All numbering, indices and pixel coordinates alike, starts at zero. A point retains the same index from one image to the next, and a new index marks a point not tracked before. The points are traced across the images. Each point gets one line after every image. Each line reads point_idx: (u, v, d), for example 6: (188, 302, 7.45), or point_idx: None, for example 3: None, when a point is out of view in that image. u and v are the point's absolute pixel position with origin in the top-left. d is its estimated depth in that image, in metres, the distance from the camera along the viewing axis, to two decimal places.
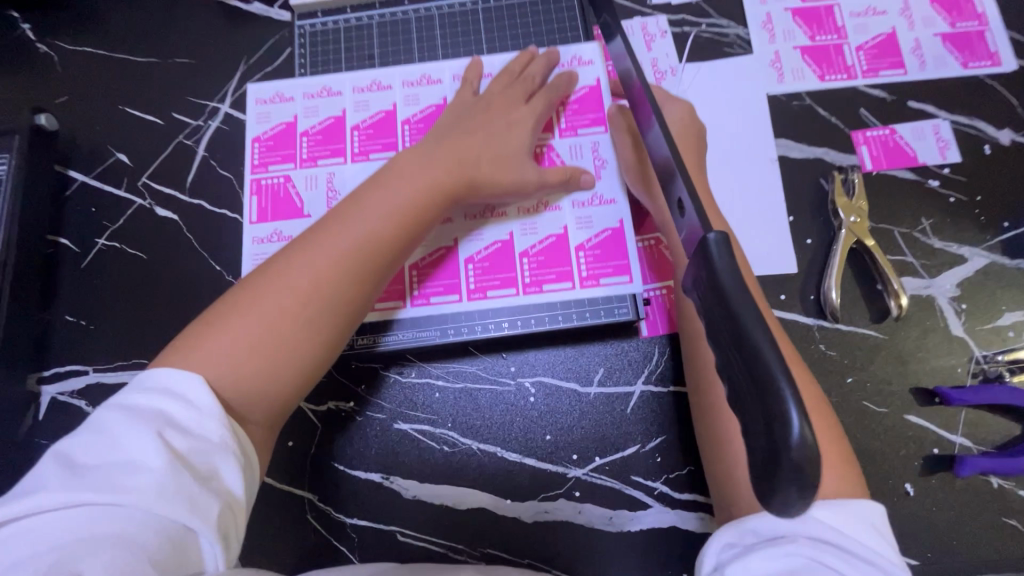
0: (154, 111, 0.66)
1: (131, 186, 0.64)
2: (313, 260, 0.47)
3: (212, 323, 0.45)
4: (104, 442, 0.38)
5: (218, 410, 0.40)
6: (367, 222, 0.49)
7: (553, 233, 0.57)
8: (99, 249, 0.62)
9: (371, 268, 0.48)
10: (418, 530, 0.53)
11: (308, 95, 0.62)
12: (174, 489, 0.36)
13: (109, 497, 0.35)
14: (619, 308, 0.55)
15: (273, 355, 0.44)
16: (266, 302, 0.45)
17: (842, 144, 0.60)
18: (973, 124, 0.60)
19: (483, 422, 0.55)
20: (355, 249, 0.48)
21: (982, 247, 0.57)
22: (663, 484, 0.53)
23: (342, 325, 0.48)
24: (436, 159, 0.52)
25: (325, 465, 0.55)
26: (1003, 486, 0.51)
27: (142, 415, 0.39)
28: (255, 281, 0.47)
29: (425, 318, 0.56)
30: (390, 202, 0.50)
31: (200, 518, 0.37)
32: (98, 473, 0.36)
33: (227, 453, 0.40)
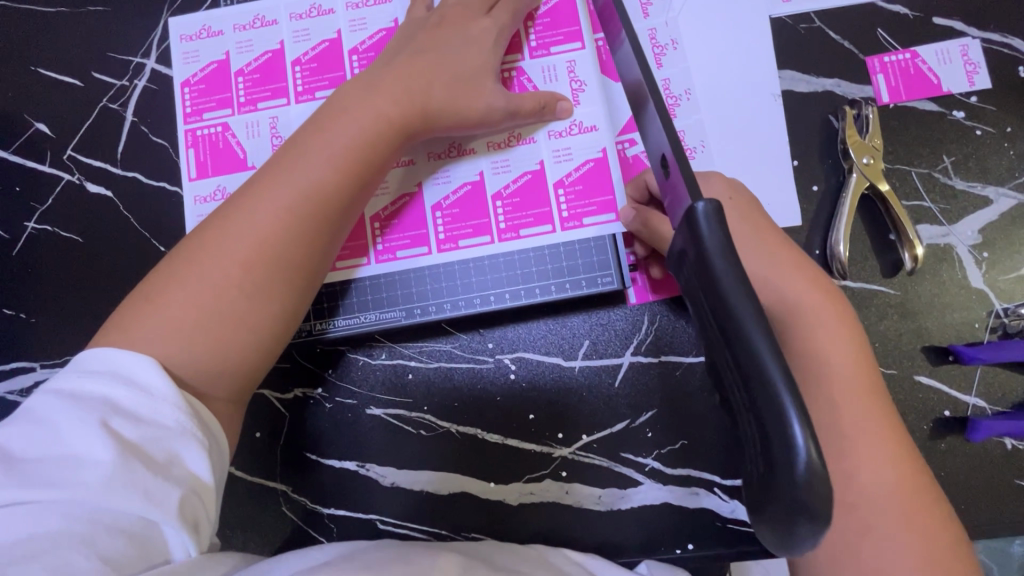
0: (72, 71, 0.58)
1: (57, 161, 0.57)
2: (257, 212, 0.41)
3: (151, 299, 0.39)
4: (42, 434, 0.32)
5: (172, 391, 0.35)
6: (315, 162, 0.42)
7: (530, 170, 0.50)
8: (30, 234, 0.56)
9: (329, 215, 0.42)
10: (397, 518, 0.51)
11: (238, 26, 0.52)
12: (125, 482, 0.31)
13: (49, 493, 0.31)
14: (603, 278, 0.49)
15: (221, 324, 0.39)
16: (210, 265, 0.39)
17: (855, 73, 0.52)
18: (1008, 42, 0.52)
19: (462, 402, 0.51)
20: (306, 202, 0.41)
21: (1009, 186, 0.51)
22: (655, 460, 0.49)
23: (301, 289, 0.42)
24: (383, 93, 0.45)
25: (297, 455, 0.52)
26: (1018, 447, 0.48)
27: (84, 402, 0.33)
28: (193, 247, 0.40)
29: (392, 284, 0.51)
30: (339, 145, 0.43)
31: (159, 509, 0.32)
32: (34, 467, 0.31)
33: (188, 435, 0.34)
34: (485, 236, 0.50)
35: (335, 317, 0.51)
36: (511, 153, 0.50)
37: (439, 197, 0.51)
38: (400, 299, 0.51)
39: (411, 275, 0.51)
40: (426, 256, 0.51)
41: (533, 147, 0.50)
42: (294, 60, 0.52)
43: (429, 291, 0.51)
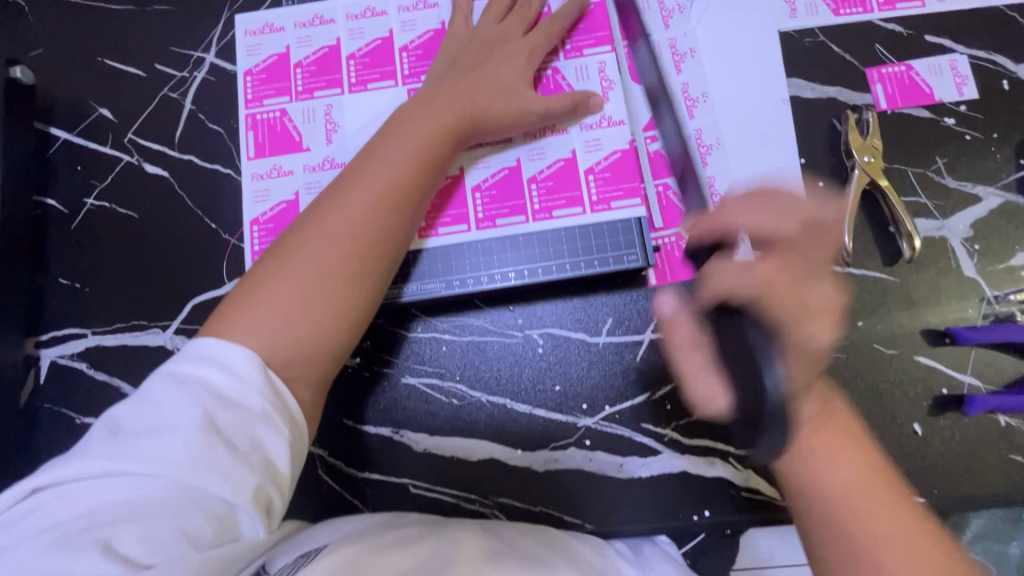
0: (135, 63, 0.63)
1: (117, 143, 0.61)
2: (342, 207, 0.45)
3: (250, 289, 0.42)
4: (146, 408, 0.35)
5: (260, 381, 0.37)
6: (391, 163, 0.47)
7: (564, 158, 0.55)
8: (89, 210, 0.60)
9: (402, 215, 0.46)
10: (429, 482, 0.54)
11: (300, 22, 0.57)
12: (212, 463, 0.34)
13: (145, 465, 0.33)
14: (629, 257, 0.53)
15: (306, 307, 0.42)
16: (305, 256, 0.43)
17: (855, 83, 0.58)
18: (992, 58, 0.58)
19: (493, 374, 0.55)
20: (384, 200, 0.45)
21: (997, 186, 0.55)
22: (673, 430, 0.53)
23: (381, 280, 0.46)
24: (441, 101, 0.50)
25: (334, 422, 0.55)
26: (1010, 424, 0.51)
27: (185, 383, 0.36)
28: (285, 241, 0.44)
29: (434, 262, 0.54)
30: (409, 149, 0.47)
31: (238, 492, 0.34)
32: (134, 439, 0.34)
33: (270, 423, 0.37)
34: (522, 219, 0.54)
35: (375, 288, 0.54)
36: (547, 142, 0.55)
37: (480, 181, 0.55)
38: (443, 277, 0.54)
39: (453, 254, 0.55)
40: (467, 235, 0.55)
41: (566, 137, 0.55)
42: (350, 56, 0.57)
43: (470, 269, 0.54)
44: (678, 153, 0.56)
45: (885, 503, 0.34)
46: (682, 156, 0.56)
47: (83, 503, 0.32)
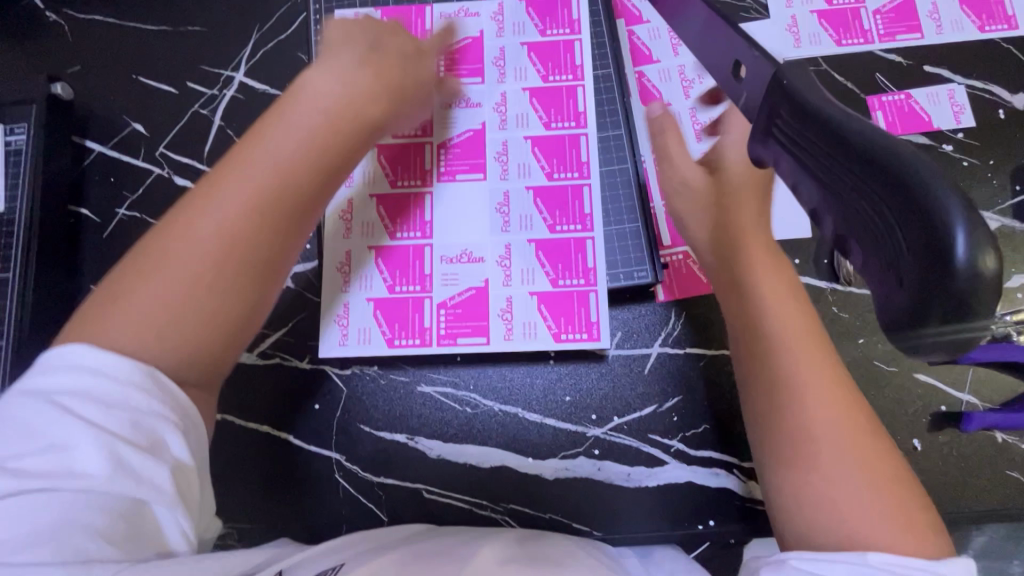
0: (168, 80, 0.66)
1: (148, 157, 0.64)
2: (232, 181, 0.38)
3: (139, 274, 0.36)
4: (19, 429, 0.32)
5: (152, 375, 0.35)
6: (290, 131, 0.40)
7: (536, 189, 0.60)
8: (120, 219, 0.62)
9: (312, 194, 0.40)
10: (442, 488, 0.55)
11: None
12: (121, 469, 0.32)
13: (39, 484, 0.31)
14: (640, 273, 0.57)
15: (195, 297, 0.36)
16: (189, 240, 0.37)
17: (857, 110, 0.60)
18: (988, 88, 0.60)
19: (505, 383, 0.57)
20: (273, 172, 0.39)
21: (993, 211, 0.58)
22: (680, 441, 0.54)
23: (284, 265, 0.40)
24: (362, 66, 0.45)
25: (351, 427, 0.57)
26: (1007, 441, 0.53)
27: (57, 395, 0.33)
28: (167, 225, 0.38)
29: (525, 318, 0.57)
30: (306, 117, 0.41)
31: (154, 489, 0.33)
32: (16, 463, 0.31)
33: (172, 419, 0.35)
34: (586, 260, 0.58)
35: (464, 344, 0.57)
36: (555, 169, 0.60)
37: (500, 234, 0.59)
38: (538, 330, 0.57)
39: (531, 306, 0.58)
40: (538, 288, 0.58)
41: (510, 178, 0.60)
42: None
43: (572, 316, 0.57)
44: None
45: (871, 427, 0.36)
46: None
47: None
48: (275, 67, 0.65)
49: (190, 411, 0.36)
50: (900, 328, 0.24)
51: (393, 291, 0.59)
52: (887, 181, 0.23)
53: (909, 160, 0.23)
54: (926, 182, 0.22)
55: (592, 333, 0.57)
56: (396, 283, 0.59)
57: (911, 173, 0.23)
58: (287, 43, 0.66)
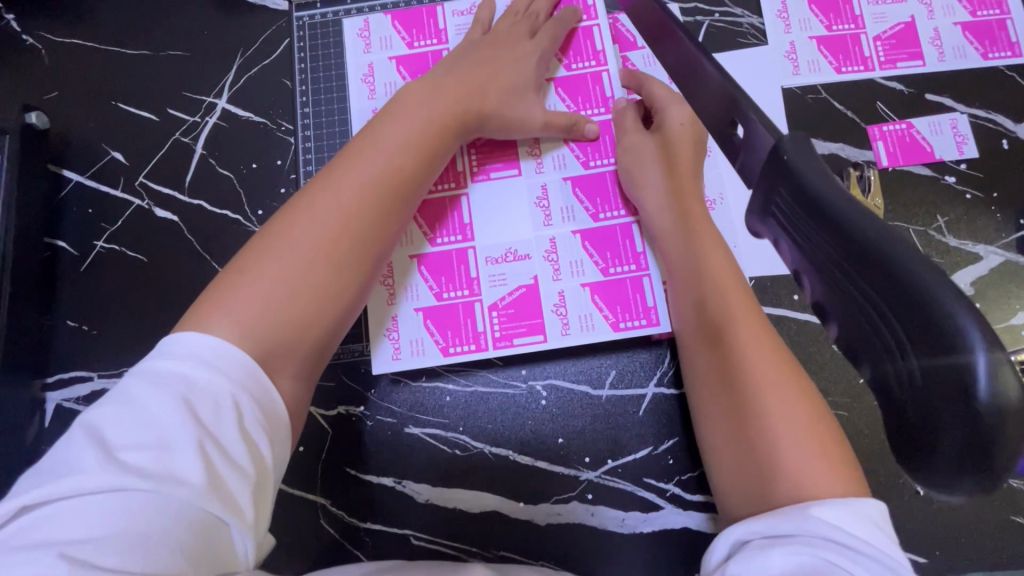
0: (149, 107, 0.64)
1: (128, 187, 0.62)
2: (340, 190, 0.46)
3: (246, 270, 0.43)
4: (134, 419, 0.35)
5: (249, 381, 0.38)
6: (389, 147, 0.48)
7: (572, 179, 0.58)
8: (98, 252, 0.60)
9: (397, 198, 0.48)
10: (430, 534, 0.54)
11: (364, 49, 0.64)
12: (212, 476, 0.34)
13: (145, 482, 0.33)
14: (636, 295, 0.56)
15: (300, 287, 0.43)
16: (302, 237, 0.44)
17: (857, 139, 0.59)
18: (991, 117, 0.59)
19: (495, 426, 0.55)
20: (376, 183, 0.47)
21: (997, 245, 0.56)
22: (675, 485, 0.53)
23: (371, 260, 0.47)
24: (443, 90, 0.52)
25: (337, 470, 0.55)
26: (1013, 485, 0.51)
27: (170, 387, 0.36)
28: (281, 220, 0.45)
29: (580, 311, 0.56)
30: (401, 137, 0.49)
31: (231, 506, 0.34)
32: (130, 455, 0.34)
33: (259, 430, 0.37)
34: (634, 245, 0.57)
35: (521, 344, 0.56)
36: (550, 192, 0.58)
37: (543, 229, 0.57)
38: (595, 320, 0.56)
39: (584, 297, 0.56)
40: (588, 277, 0.56)
41: (545, 171, 0.58)
42: (434, 48, 0.63)
43: (632, 305, 0.56)
44: None
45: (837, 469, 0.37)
46: None
47: (87, 523, 0.31)
48: (259, 93, 0.63)
49: (275, 425, 0.39)
50: (905, 448, 0.23)
51: (440, 299, 0.57)
52: (882, 284, 0.22)
53: (907, 261, 0.21)
54: (931, 292, 0.20)
55: (649, 318, 0.56)
56: (442, 289, 0.57)
57: (920, 286, 0.20)
58: (271, 69, 0.64)
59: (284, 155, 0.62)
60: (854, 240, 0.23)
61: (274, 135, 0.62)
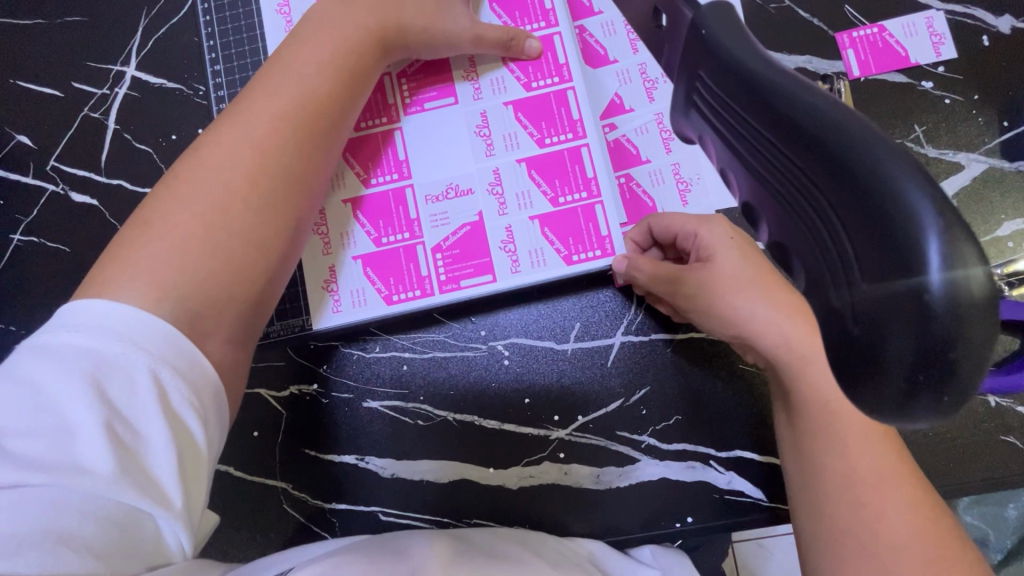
0: (51, 82, 0.58)
1: (40, 172, 0.57)
2: (251, 126, 0.41)
3: (152, 226, 0.38)
4: (31, 401, 0.31)
5: (168, 354, 0.34)
6: (307, 74, 0.43)
7: (513, 104, 0.51)
8: (16, 246, 0.56)
9: (319, 133, 0.43)
10: (399, 509, 0.51)
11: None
12: (126, 462, 0.30)
13: (38, 473, 0.29)
14: (592, 228, 0.50)
15: (218, 238, 0.38)
16: (214, 181, 0.39)
17: (825, 49, 0.54)
18: (970, 12, 0.53)
19: (457, 391, 0.52)
20: (294, 114, 0.42)
21: (980, 151, 0.52)
22: (651, 436, 0.50)
23: (299, 202, 0.43)
24: (356, 5, 0.46)
25: (296, 453, 0.52)
26: (1002, 404, 0.49)
27: (73, 362, 0.31)
28: (188, 167, 0.40)
29: (530, 247, 0.50)
30: (316, 62, 0.44)
31: (153, 495, 0.31)
32: (18, 444, 0.29)
33: (187, 406, 0.33)
34: (585, 170, 0.51)
35: (469, 286, 0.51)
36: (489, 117, 0.51)
37: (485, 160, 0.51)
38: (546, 255, 0.50)
39: (534, 231, 0.50)
40: (537, 209, 0.51)
41: (484, 97, 0.52)
42: None
43: (585, 236, 0.50)
44: (636, 141, 0.53)
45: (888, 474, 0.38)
46: (641, 144, 0.53)
47: None
48: (170, 57, 0.58)
49: (210, 398, 0.35)
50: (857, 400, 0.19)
51: (380, 244, 0.52)
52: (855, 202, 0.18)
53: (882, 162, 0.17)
54: (890, 172, 0.17)
55: (604, 248, 0.50)
56: (381, 234, 0.52)
57: (872, 165, 0.18)
58: (179, 28, 0.58)
59: (205, 123, 0.57)
60: (794, 122, 0.20)
61: (191, 102, 0.57)
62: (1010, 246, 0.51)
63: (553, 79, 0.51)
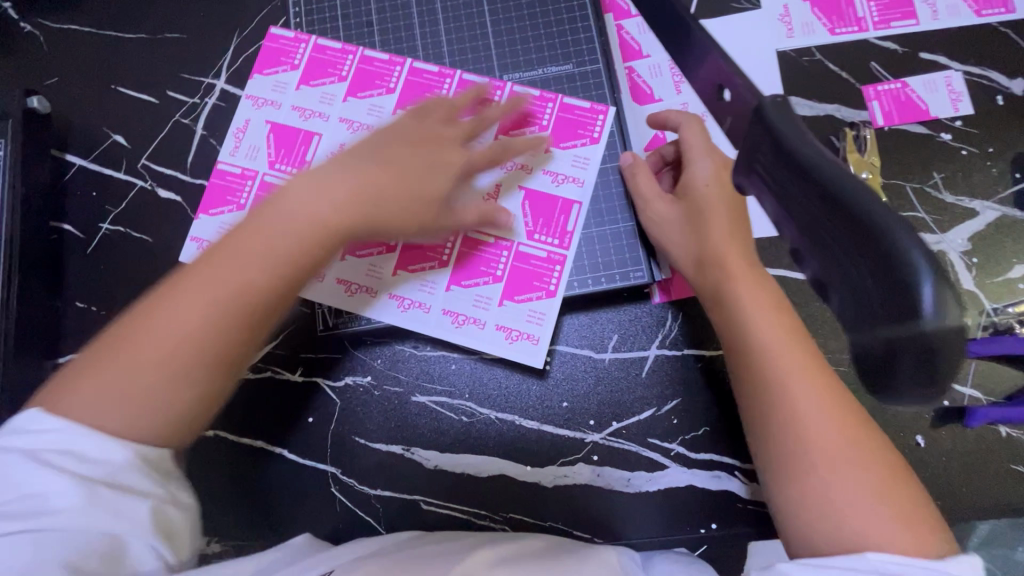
0: (148, 90, 0.64)
1: (131, 169, 0.63)
2: (280, 236, 0.42)
3: (166, 307, 0.39)
4: (26, 463, 0.35)
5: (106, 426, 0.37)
6: (309, 199, 0.43)
7: (406, 101, 0.60)
8: (104, 234, 0.61)
9: (304, 264, 0.42)
10: (440, 498, 0.55)
11: (337, 80, 0.61)
12: (96, 504, 0.34)
13: (28, 523, 0.33)
14: (635, 272, 0.56)
15: (178, 349, 0.38)
16: (225, 285, 0.40)
17: (853, 100, 0.59)
18: (985, 73, 0.59)
19: (501, 392, 0.56)
20: (284, 240, 0.42)
21: (993, 199, 0.56)
22: (680, 445, 0.54)
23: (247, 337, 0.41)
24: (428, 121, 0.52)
25: (346, 440, 0.56)
26: (1012, 434, 0.52)
27: (47, 435, 0.36)
28: (211, 258, 0.41)
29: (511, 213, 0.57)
30: (321, 185, 0.44)
31: (126, 523, 0.35)
32: (24, 489, 0.34)
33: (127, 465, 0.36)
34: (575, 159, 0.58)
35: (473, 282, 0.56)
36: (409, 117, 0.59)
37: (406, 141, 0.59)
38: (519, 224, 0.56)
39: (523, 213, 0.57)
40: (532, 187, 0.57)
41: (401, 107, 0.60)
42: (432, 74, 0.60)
43: (539, 278, 0.56)
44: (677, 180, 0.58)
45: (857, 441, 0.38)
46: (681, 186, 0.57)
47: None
48: None
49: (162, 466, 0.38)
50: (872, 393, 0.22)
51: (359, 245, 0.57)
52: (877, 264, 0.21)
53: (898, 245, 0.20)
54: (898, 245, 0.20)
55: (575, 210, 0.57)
56: (363, 236, 0.57)
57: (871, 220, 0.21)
58: None
59: None
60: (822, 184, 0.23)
61: None
62: (1021, 287, 0.55)
63: (535, 127, 0.58)
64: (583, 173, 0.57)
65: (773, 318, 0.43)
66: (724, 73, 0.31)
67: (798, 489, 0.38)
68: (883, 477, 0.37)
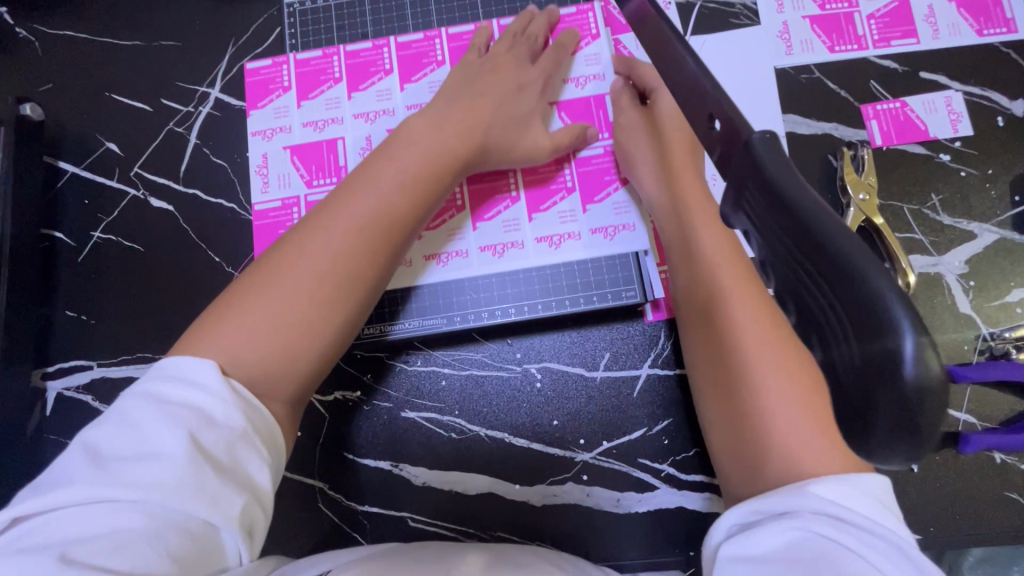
0: (142, 98, 0.64)
1: (124, 177, 0.62)
2: (363, 205, 0.46)
3: (263, 288, 0.43)
4: (130, 434, 0.35)
5: (227, 395, 0.38)
6: (384, 185, 0.48)
7: (396, 69, 0.62)
8: (95, 242, 0.61)
9: (389, 234, 0.47)
10: (428, 516, 0.54)
11: (334, 81, 0.63)
12: (195, 487, 0.34)
13: (133, 492, 0.33)
14: (627, 292, 0.56)
15: (284, 319, 0.42)
16: (319, 253, 0.44)
17: (851, 118, 0.59)
18: (986, 94, 0.58)
19: (491, 409, 0.55)
20: (371, 217, 0.46)
21: (992, 222, 0.56)
22: (670, 466, 0.53)
23: (353, 300, 0.45)
24: (446, 128, 0.52)
25: (334, 454, 0.55)
26: (1007, 461, 0.52)
27: (168, 405, 0.36)
28: (295, 242, 0.45)
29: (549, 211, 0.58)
30: (403, 168, 0.49)
31: (221, 513, 0.34)
32: (128, 463, 0.34)
33: (245, 442, 0.37)
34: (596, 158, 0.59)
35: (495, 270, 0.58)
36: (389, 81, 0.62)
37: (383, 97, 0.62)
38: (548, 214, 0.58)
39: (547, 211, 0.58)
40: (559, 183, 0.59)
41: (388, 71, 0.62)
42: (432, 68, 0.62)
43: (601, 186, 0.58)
44: None
45: (794, 376, 0.40)
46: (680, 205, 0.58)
47: (94, 527, 0.32)
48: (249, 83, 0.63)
49: (270, 445, 0.39)
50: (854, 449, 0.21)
51: (310, 183, 0.61)
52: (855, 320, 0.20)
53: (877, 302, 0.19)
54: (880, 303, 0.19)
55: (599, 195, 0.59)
56: (314, 176, 0.61)
57: (852, 269, 0.20)
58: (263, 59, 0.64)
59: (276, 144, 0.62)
60: (803, 223, 0.22)
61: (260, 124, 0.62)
62: (1019, 312, 0.54)
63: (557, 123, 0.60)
64: (599, 68, 0.61)
65: (730, 271, 0.46)
66: (714, 106, 0.30)
67: (736, 429, 0.41)
68: (848, 467, 0.36)
